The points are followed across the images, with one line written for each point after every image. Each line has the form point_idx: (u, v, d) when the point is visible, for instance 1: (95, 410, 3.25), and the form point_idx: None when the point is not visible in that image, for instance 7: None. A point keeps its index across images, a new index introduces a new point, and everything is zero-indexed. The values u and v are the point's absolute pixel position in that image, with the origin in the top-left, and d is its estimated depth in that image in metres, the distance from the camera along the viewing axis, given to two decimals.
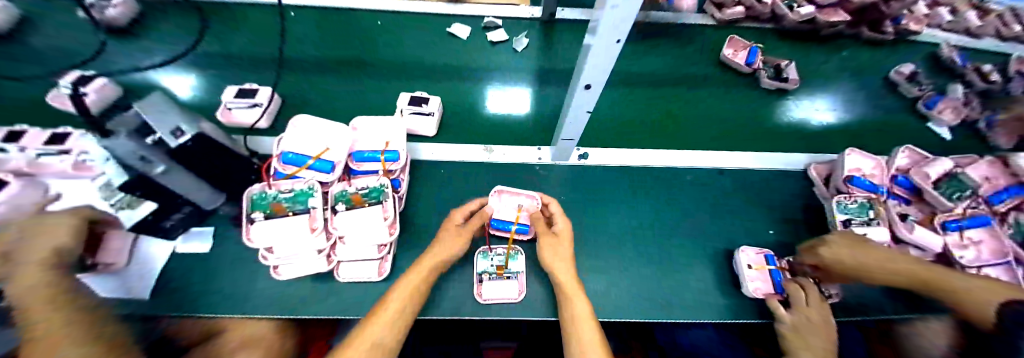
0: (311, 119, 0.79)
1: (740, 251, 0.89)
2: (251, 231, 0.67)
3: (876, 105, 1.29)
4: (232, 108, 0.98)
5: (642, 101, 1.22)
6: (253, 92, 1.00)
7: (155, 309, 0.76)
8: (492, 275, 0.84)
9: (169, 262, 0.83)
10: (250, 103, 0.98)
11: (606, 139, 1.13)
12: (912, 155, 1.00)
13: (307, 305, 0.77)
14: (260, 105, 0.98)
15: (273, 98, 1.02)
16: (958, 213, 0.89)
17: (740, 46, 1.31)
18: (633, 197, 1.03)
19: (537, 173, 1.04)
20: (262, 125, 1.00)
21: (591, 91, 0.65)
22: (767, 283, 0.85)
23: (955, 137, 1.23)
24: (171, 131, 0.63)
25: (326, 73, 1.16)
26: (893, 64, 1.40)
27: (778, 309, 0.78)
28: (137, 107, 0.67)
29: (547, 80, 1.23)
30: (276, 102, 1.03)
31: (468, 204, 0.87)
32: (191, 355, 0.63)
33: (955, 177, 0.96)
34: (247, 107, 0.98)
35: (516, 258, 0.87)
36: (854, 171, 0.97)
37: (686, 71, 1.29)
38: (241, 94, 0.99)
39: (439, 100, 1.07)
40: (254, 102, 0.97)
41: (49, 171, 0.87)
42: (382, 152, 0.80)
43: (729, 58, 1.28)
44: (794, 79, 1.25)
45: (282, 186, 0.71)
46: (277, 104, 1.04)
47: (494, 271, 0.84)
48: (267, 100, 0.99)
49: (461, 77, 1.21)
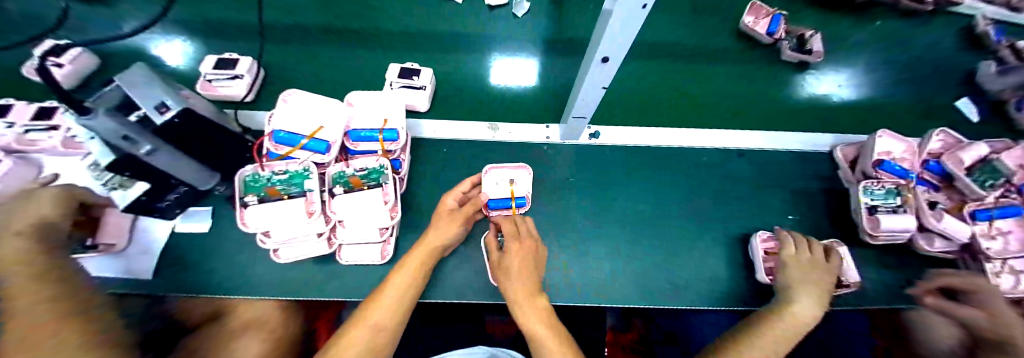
0: (307, 94, 0.73)
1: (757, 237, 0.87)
2: (245, 215, 0.64)
3: (905, 81, 1.18)
4: (213, 81, 0.92)
5: (651, 76, 1.13)
6: (232, 62, 0.94)
7: (161, 290, 0.76)
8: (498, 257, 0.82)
9: (168, 242, 0.81)
10: (231, 75, 0.92)
11: (613, 117, 1.06)
12: (945, 138, 0.92)
13: (311, 289, 0.77)
14: (241, 76, 0.92)
15: (252, 69, 0.95)
16: (990, 202, 0.84)
17: (761, 13, 1.18)
18: (640, 180, 0.98)
19: (539, 153, 0.99)
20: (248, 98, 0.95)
21: (608, 65, 0.59)
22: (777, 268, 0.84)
23: (983, 119, 1.13)
24: (156, 106, 0.59)
25: (309, 43, 1.07)
26: (927, 36, 1.27)
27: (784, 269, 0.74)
28: (117, 80, 0.61)
29: (547, 52, 1.13)
30: (257, 74, 0.97)
31: (461, 184, 0.81)
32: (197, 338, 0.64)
33: (989, 163, 0.87)
34: (228, 80, 0.93)
35: None
36: (883, 155, 0.90)
37: (702, 43, 1.19)
38: (221, 65, 0.93)
39: (432, 72, 1.00)
40: (235, 74, 0.91)
41: (37, 147, 0.84)
42: (380, 131, 0.74)
43: (750, 26, 1.15)
44: (817, 52, 1.14)
45: (276, 168, 0.67)
46: (259, 79, 0.98)
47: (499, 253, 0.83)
48: (246, 71, 0.92)
49: (457, 47, 1.11)
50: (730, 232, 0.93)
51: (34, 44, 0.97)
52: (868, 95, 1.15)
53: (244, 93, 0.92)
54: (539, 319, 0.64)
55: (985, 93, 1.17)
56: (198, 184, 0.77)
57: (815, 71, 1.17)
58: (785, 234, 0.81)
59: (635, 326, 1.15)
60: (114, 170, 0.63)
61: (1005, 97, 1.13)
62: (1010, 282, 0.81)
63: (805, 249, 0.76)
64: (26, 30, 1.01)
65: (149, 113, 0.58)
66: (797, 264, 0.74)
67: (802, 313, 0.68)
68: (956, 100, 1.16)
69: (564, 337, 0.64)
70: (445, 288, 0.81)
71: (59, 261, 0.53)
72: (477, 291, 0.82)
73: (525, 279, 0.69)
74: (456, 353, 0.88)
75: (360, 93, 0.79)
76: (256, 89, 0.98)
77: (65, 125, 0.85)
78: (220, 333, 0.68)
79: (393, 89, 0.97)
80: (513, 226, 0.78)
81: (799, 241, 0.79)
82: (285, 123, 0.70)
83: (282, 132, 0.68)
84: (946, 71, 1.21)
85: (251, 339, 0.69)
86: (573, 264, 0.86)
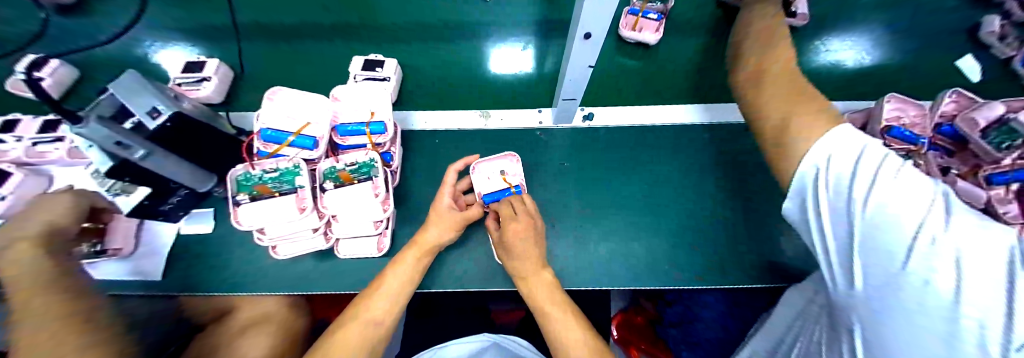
0: (293, 92, 0.73)
1: (624, 31, 1.03)
2: (238, 214, 0.65)
3: (906, 43, 1.12)
4: (181, 84, 0.93)
5: (631, 54, 1.07)
6: (201, 65, 0.95)
7: (173, 290, 0.79)
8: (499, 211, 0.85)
9: (175, 246, 0.84)
10: (198, 78, 0.93)
11: (600, 95, 1.04)
12: (960, 99, 0.87)
13: (317, 281, 0.79)
14: (208, 78, 0.93)
15: (221, 70, 0.96)
16: (1007, 165, 0.78)
17: None
18: (626, 161, 0.96)
19: (525, 140, 0.97)
20: (216, 99, 0.96)
21: (591, 41, 0.57)
22: (649, 26, 1.03)
23: (986, 78, 1.08)
24: (147, 111, 0.61)
25: (279, 41, 1.06)
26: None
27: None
28: (111, 89, 0.62)
29: (523, 35, 1.09)
30: (226, 74, 0.98)
31: (446, 179, 0.75)
32: (206, 336, 0.67)
33: (1006, 125, 0.80)
34: (197, 82, 0.93)
35: None
36: (893, 120, 0.86)
37: (687, 13, 1.10)
38: (188, 68, 0.94)
39: (395, 63, 0.95)
40: (203, 77, 0.92)
41: (47, 159, 0.86)
42: (367, 124, 0.73)
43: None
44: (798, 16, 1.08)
45: (266, 166, 0.68)
46: (228, 79, 0.99)
47: None
48: (213, 73, 0.93)
49: (434, 36, 1.09)
50: (719, 211, 0.91)
51: (21, 59, 0.97)
52: (865, 60, 1.09)
53: (212, 93, 0.93)
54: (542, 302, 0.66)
55: (988, 49, 1.10)
56: (197, 186, 0.77)
57: (808, 39, 1.11)
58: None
59: (645, 309, 1.14)
60: (113, 176, 0.65)
61: (1009, 54, 1.07)
62: None
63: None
64: (13, 47, 1.02)
65: (143, 119, 0.60)
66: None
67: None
68: (958, 59, 1.10)
69: (566, 301, 0.66)
70: (443, 278, 0.83)
71: (73, 267, 0.54)
72: (475, 279, 0.83)
73: (531, 257, 0.70)
74: (458, 341, 0.89)
75: (344, 87, 0.78)
76: (225, 91, 0.98)
77: (67, 136, 0.87)
78: (228, 329, 0.69)
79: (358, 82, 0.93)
80: (510, 207, 0.76)
81: None
82: (272, 120, 0.70)
83: (269, 130, 0.68)
84: (950, 29, 1.13)
85: (261, 331, 0.69)
86: (572, 249, 0.87)
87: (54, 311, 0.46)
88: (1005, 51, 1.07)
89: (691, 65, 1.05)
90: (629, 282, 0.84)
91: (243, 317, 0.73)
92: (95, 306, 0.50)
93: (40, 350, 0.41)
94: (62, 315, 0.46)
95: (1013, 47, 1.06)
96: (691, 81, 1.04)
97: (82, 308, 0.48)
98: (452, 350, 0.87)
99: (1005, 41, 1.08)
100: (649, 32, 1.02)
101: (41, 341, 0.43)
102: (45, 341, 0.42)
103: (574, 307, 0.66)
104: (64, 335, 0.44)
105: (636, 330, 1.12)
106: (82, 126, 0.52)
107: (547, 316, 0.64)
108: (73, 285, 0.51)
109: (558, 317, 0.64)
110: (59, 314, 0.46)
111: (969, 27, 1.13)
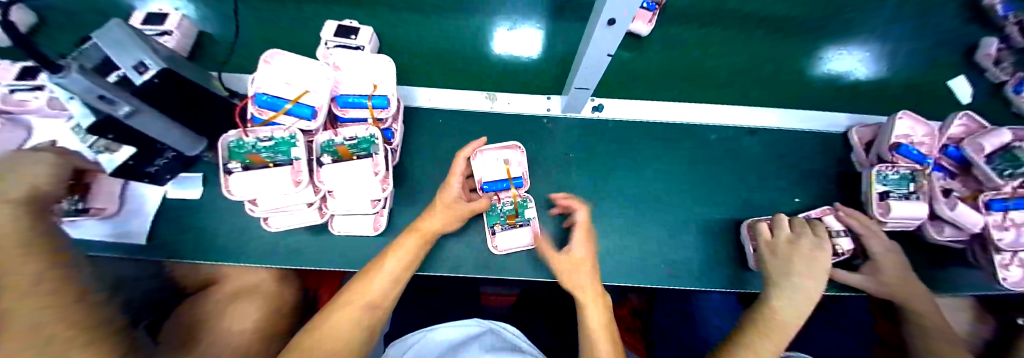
0: (290, 56, 0.68)
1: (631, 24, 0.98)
2: (229, 183, 0.62)
3: (914, 57, 1.09)
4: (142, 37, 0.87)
5: (626, 45, 1.04)
6: (162, 17, 0.88)
7: (163, 255, 0.77)
8: (507, 201, 0.83)
9: (162, 209, 0.81)
10: (159, 31, 0.86)
11: (611, 84, 1.01)
12: (969, 123, 0.86)
13: (311, 257, 0.78)
14: (169, 33, 0.86)
15: (184, 24, 0.90)
16: (1006, 192, 0.79)
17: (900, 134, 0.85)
18: (631, 155, 0.94)
19: (528, 128, 0.94)
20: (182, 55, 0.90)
21: (614, 29, 0.53)
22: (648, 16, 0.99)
23: (976, 101, 1.07)
24: (133, 65, 0.56)
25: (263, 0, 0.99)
26: (929, 3, 1.13)
27: (770, 262, 0.72)
28: (96, 38, 0.57)
29: (526, 15, 1.03)
30: (189, 30, 0.91)
31: (454, 167, 0.72)
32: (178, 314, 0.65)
33: (1009, 152, 0.79)
34: (157, 36, 0.87)
35: (526, 206, 0.84)
36: (902, 137, 0.85)
37: (725, 6, 1.08)
38: (149, 19, 0.87)
39: (372, 31, 0.84)
40: (162, 30, 0.86)
41: (26, 108, 0.81)
42: (369, 98, 0.70)
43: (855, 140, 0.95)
44: (846, 253, 0.80)
45: (261, 134, 0.64)
46: (191, 37, 0.92)
47: (511, 199, 0.83)
48: (175, 27, 0.86)
49: (434, 10, 1.02)
50: (717, 216, 0.91)
51: None
52: (862, 72, 1.07)
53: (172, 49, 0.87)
54: (593, 325, 0.64)
55: (982, 72, 1.09)
56: (185, 150, 0.73)
57: (813, 45, 1.07)
58: (783, 218, 0.77)
59: (630, 301, 1.16)
60: (94, 133, 0.59)
61: (1002, 78, 1.06)
62: (1018, 275, 0.79)
63: (803, 229, 0.74)
64: None
65: (128, 73, 0.56)
66: (800, 253, 0.70)
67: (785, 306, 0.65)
68: (950, 79, 1.08)
69: (614, 338, 0.64)
70: (439, 263, 0.82)
71: (60, 240, 0.45)
72: (472, 266, 0.83)
73: (591, 277, 0.69)
74: (449, 324, 0.90)
75: (344, 55, 0.74)
76: (189, 48, 0.92)
77: (47, 85, 0.81)
78: (212, 303, 0.69)
79: (329, 51, 0.82)
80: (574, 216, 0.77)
81: (798, 225, 0.75)
82: (268, 85, 0.66)
83: (264, 95, 0.64)
84: (958, 47, 1.11)
85: (248, 304, 0.70)
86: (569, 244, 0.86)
87: (34, 269, 0.38)
88: (998, 76, 1.06)
89: (698, 67, 1.03)
90: (624, 279, 0.84)
91: (225, 291, 0.73)
92: (96, 296, 0.41)
93: (37, 349, 0.33)
94: (60, 310, 0.36)
95: (1005, 72, 1.05)
96: (700, 82, 1.02)
97: (76, 299, 0.39)
98: (445, 332, 0.87)
99: (1003, 64, 1.07)
100: (642, 22, 0.99)
101: (33, 337, 0.33)
102: (36, 340, 0.33)
103: (619, 344, 0.64)
104: (64, 332, 0.35)
105: (619, 323, 1.14)
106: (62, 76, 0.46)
107: (591, 344, 0.62)
108: (72, 262, 0.43)
109: (601, 346, 0.61)
110: (54, 307, 0.36)
111: (973, 46, 1.11)
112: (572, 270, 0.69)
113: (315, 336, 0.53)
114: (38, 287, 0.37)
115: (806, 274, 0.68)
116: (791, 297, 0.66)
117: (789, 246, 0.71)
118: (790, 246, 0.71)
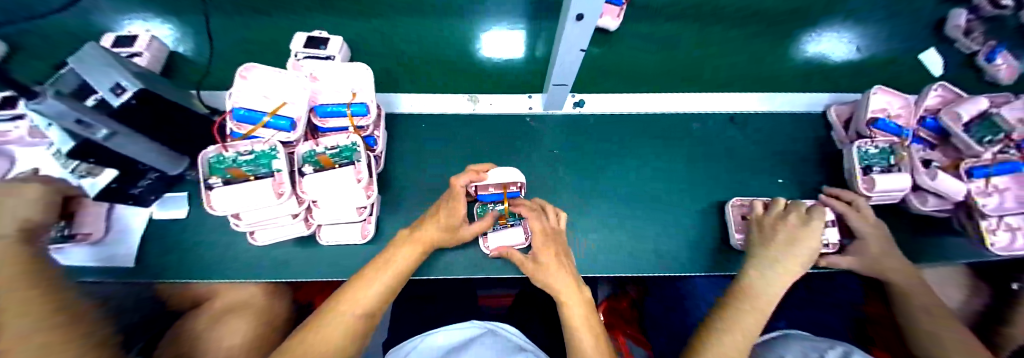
0: (266, 70, 0.69)
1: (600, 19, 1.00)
2: (211, 199, 0.62)
3: (884, 34, 1.11)
4: None
5: (596, 41, 1.05)
6: (132, 39, 0.88)
7: (152, 277, 0.77)
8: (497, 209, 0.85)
9: (149, 231, 0.81)
10: (129, 53, 0.86)
11: (589, 78, 1.02)
12: (945, 93, 0.88)
13: (300, 269, 0.78)
14: (139, 54, 0.86)
15: (154, 44, 0.90)
16: (987, 159, 0.80)
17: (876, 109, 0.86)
18: (613, 148, 0.95)
19: (511, 126, 0.95)
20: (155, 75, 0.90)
21: (583, 23, 0.54)
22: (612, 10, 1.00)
23: (949, 72, 1.08)
24: (110, 87, 0.56)
25: (238, 17, 1.00)
26: None
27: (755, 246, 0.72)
28: (73, 62, 0.57)
29: (498, 16, 1.04)
30: (160, 49, 0.91)
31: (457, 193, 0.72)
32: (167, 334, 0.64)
33: (988, 119, 0.81)
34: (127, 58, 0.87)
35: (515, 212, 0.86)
36: (878, 112, 0.86)
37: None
38: (119, 42, 0.87)
39: (341, 40, 0.85)
40: (131, 52, 0.86)
41: (7, 139, 0.80)
42: (348, 106, 0.70)
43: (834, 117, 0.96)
44: (831, 244, 0.81)
45: (241, 148, 0.65)
46: (161, 57, 0.92)
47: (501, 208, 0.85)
48: (144, 48, 0.87)
49: (409, 16, 1.03)
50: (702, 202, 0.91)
51: None
52: (835, 55, 1.08)
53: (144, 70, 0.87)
54: (576, 321, 0.65)
55: (953, 43, 1.11)
56: (167, 170, 0.73)
57: (785, 29, 1.08)
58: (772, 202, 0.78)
59: (628, 294, 1.17)
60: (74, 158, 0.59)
61: (973, 48, 1.08)
62: (1005, 240, 0.79)
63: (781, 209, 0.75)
64: None
65: (105, 95, 0.55)
66: (779, 231, 0.71)
67: (765, 280, 0.66)
68: (922, 52, 1.09)
69: (599, 334, 0.64)
70: (428, 267, 0.82)
71: (45, 259, 0.46)
72: (462, 268, 0.83)
73: (567, 272, 0.70)
74: (450, 328, 0.89)
75: (320, 65, 0.74)
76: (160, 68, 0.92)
77: (28, 113, 0.80)
78: (200, 320, 0.68)
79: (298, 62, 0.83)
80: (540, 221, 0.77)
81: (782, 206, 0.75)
82: (244, 100, 0.66)
83: (242, 109, 0.64)
84: (926, 22, 1.13)
85: (237, 319, 0.69)
86: None
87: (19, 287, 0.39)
88: (969, 46, 1.07)
89: (674, 57, 1.05)
90: (615, 270, 0.84)
91: (215, 307, 0.72)
92: (82, 311, 0.42)
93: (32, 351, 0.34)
94: (40, 317, 0.37)
95: (976, 42, 1.07)
96: (680, 72, 1.04)
97: (62, 312, 0.40)
98: (440, 338, 0.85)
99: (971, 34, 1.08)
100: (610, 18, 1.01)
101: (25, 343, 0.35)
102: (28, 345, 0.35)
103: (603, 336, 0.64)
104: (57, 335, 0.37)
105: (620, 316, 1.14)
106: (39, 102, 0.46)
107: (576, 343, 0.62)
108: (56, 281, 0.44)
109: (586, 342, 0.62)
110: (42, 315, 0.38)
111: (942, 19, 1.13)
112: (551, 269, 0.69)
113: (308, 340, 0.52)
114: (30, 298, 0.38)
115: (785, 256, 0.67)
116: (772, 274, 0.67)
117: (771, 227, 0.73)
118: (772, 229, 0.72)
